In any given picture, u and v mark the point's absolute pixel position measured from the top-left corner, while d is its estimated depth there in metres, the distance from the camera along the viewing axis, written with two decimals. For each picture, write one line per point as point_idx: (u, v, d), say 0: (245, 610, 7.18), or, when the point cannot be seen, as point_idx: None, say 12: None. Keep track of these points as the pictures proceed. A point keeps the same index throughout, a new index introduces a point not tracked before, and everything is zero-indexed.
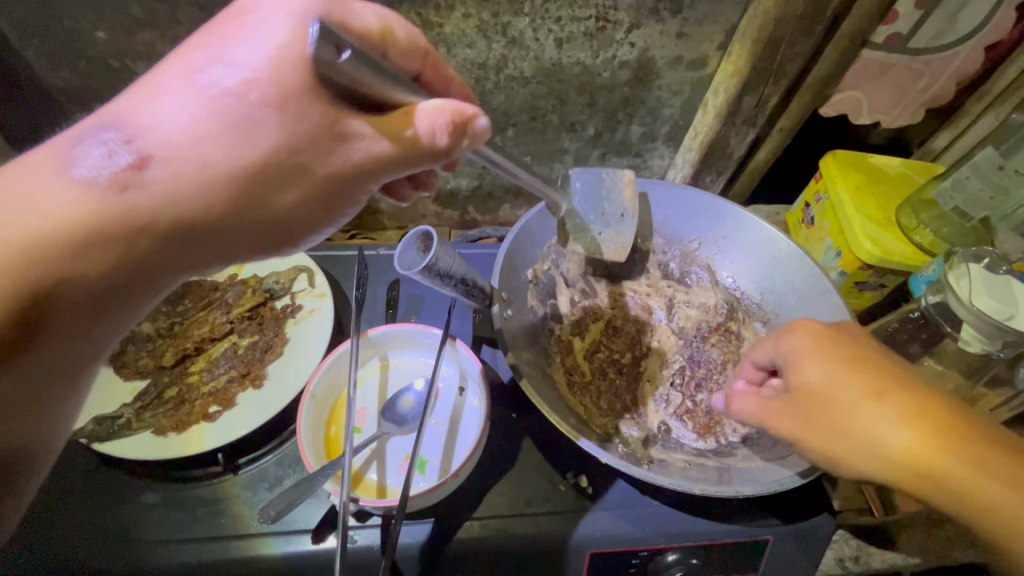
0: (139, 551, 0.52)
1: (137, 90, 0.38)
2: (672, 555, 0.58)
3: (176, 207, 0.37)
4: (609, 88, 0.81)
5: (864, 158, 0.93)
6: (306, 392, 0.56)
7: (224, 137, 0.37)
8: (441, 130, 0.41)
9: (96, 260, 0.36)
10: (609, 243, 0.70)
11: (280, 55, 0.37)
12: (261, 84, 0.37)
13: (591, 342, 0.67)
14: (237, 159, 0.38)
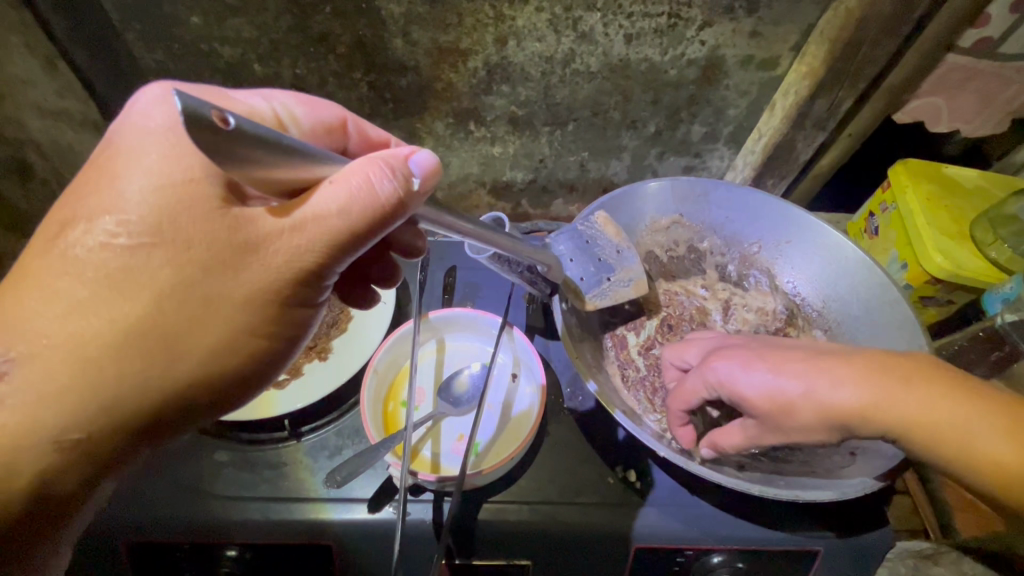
0: (209, 504, 0.56)
1: (89, 186, 0.39)
2: (717, 557, 0.57)
3: (112, 309, 0.38)
4: (675, 85, 0.80)
5: (939, 168, 0.88)
6: (369, 366, 0.59)
7: (154, 232, 0.39)
8: (392, 176, 0.40)
9: (82, 359, 0.38)
10: (624, 286, 0.61)
11: (178, 157, 0.40)
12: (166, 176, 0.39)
13: (647, 340, 0.67)
14: (181, 254, 0.39)
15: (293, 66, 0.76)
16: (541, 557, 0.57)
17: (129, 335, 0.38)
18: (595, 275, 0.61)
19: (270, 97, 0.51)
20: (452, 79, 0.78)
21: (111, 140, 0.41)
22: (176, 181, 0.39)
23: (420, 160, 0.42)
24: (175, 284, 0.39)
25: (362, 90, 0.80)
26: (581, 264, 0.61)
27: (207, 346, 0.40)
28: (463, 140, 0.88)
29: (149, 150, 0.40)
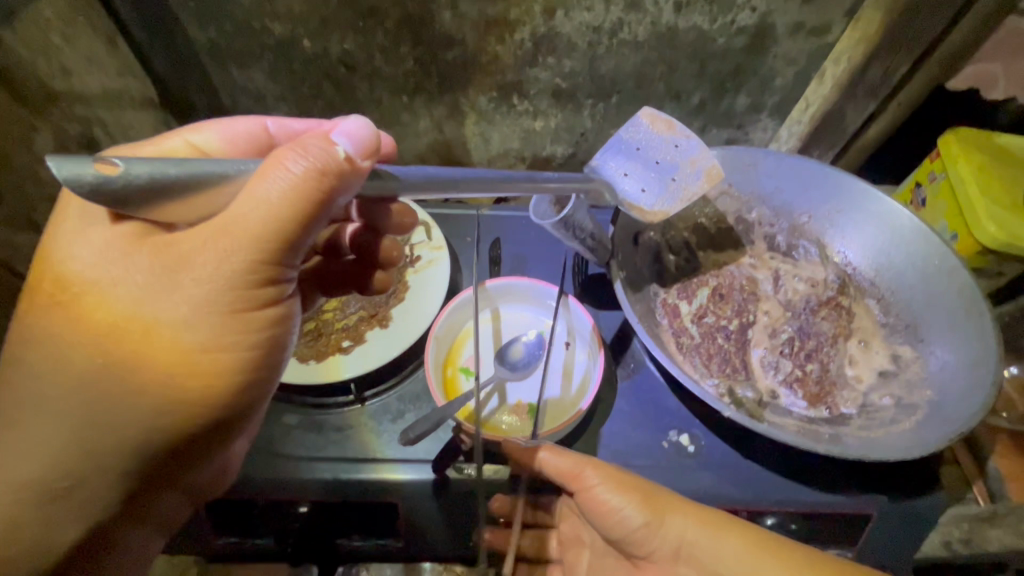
0: (281, 464, 0.58)
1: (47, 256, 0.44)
2: (770, 519, 0.60)
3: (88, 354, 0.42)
4: (722, 54, 0.79)
5: (991, 137, 0.86)
6: (432, 333, 0.61)
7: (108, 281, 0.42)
8: (308, 155, 0.40)
9: (79, 414, 0.43)
10: (694, 179, 0.62)
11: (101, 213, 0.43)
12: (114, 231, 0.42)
13: (699, 308, 0.67)
14: (129, 289, 0.41)
15: (341, 43, 0.77)
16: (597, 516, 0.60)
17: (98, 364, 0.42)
18: (662, 180, 0.62)
19: (188, 133, 0.51)
20: (498, 53, 0.79)
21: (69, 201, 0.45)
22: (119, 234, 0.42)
23: (352, 131, 0.42)
24: (123, 316, 0.41)
25: (408, 65, 0.80)
26: (640, 177, 0.62)
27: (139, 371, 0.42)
28: (505, 115, 0.88)
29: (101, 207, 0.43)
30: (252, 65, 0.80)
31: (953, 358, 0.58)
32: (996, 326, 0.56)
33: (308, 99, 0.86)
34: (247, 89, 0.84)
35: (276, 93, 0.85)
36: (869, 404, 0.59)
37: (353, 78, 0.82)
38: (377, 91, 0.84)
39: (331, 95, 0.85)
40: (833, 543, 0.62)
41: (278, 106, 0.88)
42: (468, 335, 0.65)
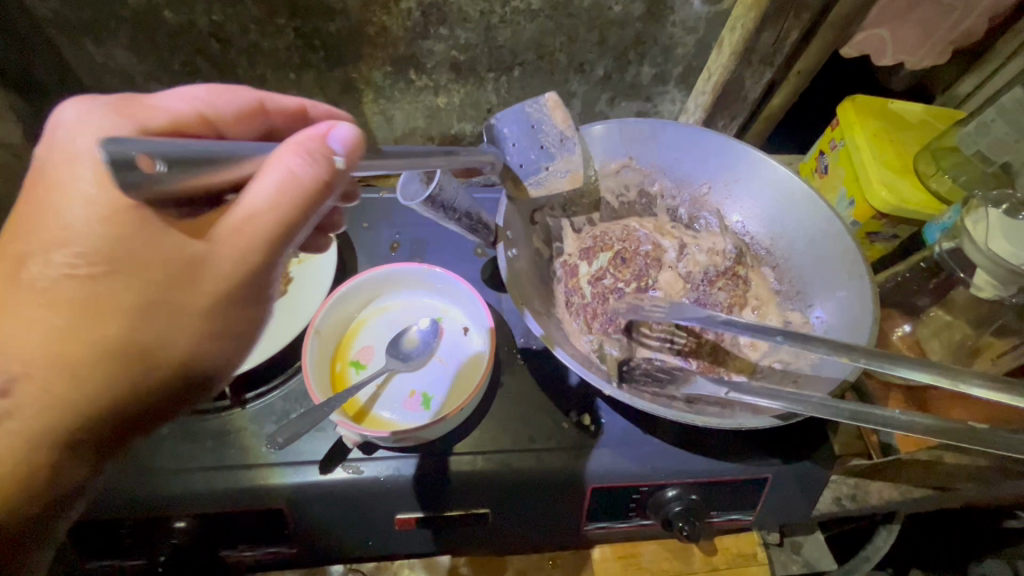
0: (150, 480, 0.53)
1: (34, 217, 0.40)
2: (672, 492, 0.59)
3: (82, 328, 0.39)
4: (621, 23, 0.77)
5: (884, 104, 0.88)
6: (311, 327, 0.57)
7: (104, 261, 0.39)
8: (313, 159, 0.41)
9: (71, 376, 0.39)
10: (561, 175, 0.66)
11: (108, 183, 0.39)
12: (97, 203, 0.39)
13: (598, 270, 0.68)
14: (135, 268, 0.39)
15: (208, 13, 0.70)
16: (498, 504, 0.58)
17: (48, 342, 0.39)
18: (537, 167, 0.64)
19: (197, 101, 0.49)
20: (385, 23, 0.73)
21: (47, 169, 0.41)
22: (85, 217, 0.39)
23: (342, 135, 0.43)
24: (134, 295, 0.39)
25: (288, 38, 0.74)
26: (524, 157, 0.63)
27: (106, 351, 0.39)
28: (404, 91, 0.83)
29: (86, 165, 0.39)
30: (110, 40, 0.72)
31: (832, 319, 0.61)
32: (875, 289, 0.58)
33: (181, 78, 0.78)
34: (109, 67, 0.76)
35: (142, 72, 0.77)
36: (759, 371, 0.61)
37: (229, 53, 0.75)
38: (259, 67, 0.78)
39: (207, 73, 0.78)
40: (734, 509, 0.64)
41: (149, 87, 0.79)
42: (361, 326, 0.63)
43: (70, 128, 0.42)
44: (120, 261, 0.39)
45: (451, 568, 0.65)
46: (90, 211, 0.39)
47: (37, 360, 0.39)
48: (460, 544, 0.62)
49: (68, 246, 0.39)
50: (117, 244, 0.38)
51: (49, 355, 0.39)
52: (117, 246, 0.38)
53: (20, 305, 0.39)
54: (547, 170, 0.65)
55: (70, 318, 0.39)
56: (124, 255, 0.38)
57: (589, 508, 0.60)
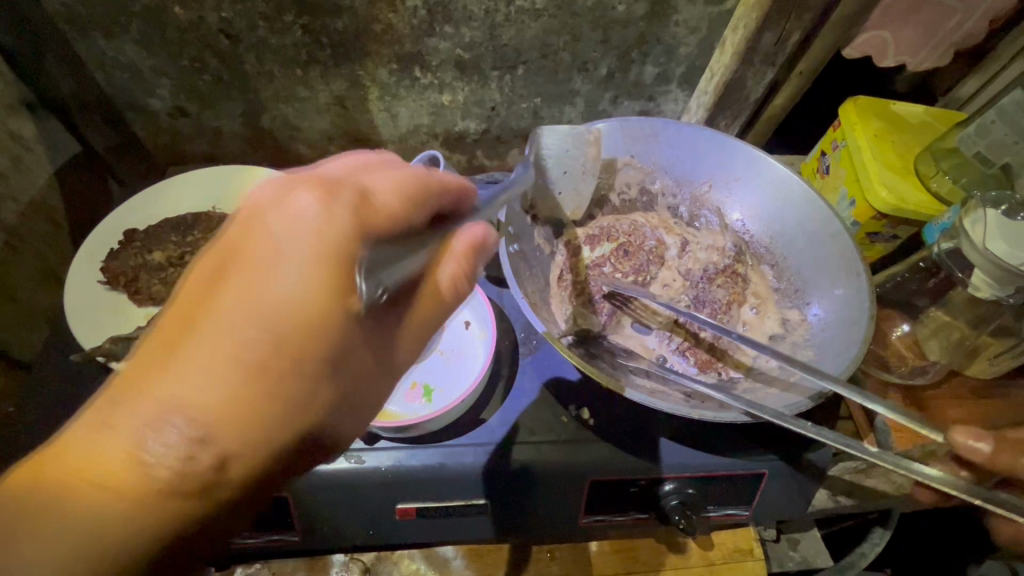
0: None
1: (251, 293, 0.36)
2: (669, 485, 0.60)
3: (237, 425, 0.35)
4: (624, 23, 0.78)
5: (886, 105, 0.89)
6: None
7: (278, 353, 0.36)
8: (453, 262, 0.42)
9: (207, 478, 0.35)
10: (568, 204, 0.69)
11: (323, 274, 0.36)
12: (309, 293, 0.36)
13: (599, 257, 0.70)
14: (312, 362, 0.37)
15: (218, 9, 0.71)
16: (498, 496, 0.59)
17: (225, 414, 0.35)
18: (554, 188, 0.66)
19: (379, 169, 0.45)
20: (392, 21, 0.74)
21: (326, 246, 0.36)
22: (274, 296, 0.36)
23: (473, 235, 0.44)
24: (300, 390, 0.37)
25: (296, 35, 0.75)
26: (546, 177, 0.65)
27: (268, 431, 0.36)
28: (409, 88, 0.84)
29: (274, 252, 0.37)
30: (121, 35, 0.73)
31: (828, 317, 0.61)
32: (872, 288, 0.58)
33: (190, 73, 0.79)
34: (119, 62, 0.77)
35: (152, 67, 0.78)
36: (756, 367, 0.62)
37: (238, 49, 0.76)
38: (266, 63, 0.79)
39: (216, 68, 0.79)
40: (729, 504, 0.65)
41: (158, 82, 0.80)
42: None
43: (267, 202, 0.38)
44: (303, 339, 0.36)
45: (451, 558, 0.66)
46: (301, 284, 0.36)
47: (225, 434, 0.35)
48: (460, 534, 0.63)
49: (283, 335, 0.36)
50: (312, 322, 0.36)
51: (232, 432, 0.35)
52: (300, 333, 0.36)
53: (159, 400, 0.34)
54: (558, 196, 0.68)
55: (247, 394, 0.35)
56: (302, 336, 0.36)
57: (587, 501, 0.61)
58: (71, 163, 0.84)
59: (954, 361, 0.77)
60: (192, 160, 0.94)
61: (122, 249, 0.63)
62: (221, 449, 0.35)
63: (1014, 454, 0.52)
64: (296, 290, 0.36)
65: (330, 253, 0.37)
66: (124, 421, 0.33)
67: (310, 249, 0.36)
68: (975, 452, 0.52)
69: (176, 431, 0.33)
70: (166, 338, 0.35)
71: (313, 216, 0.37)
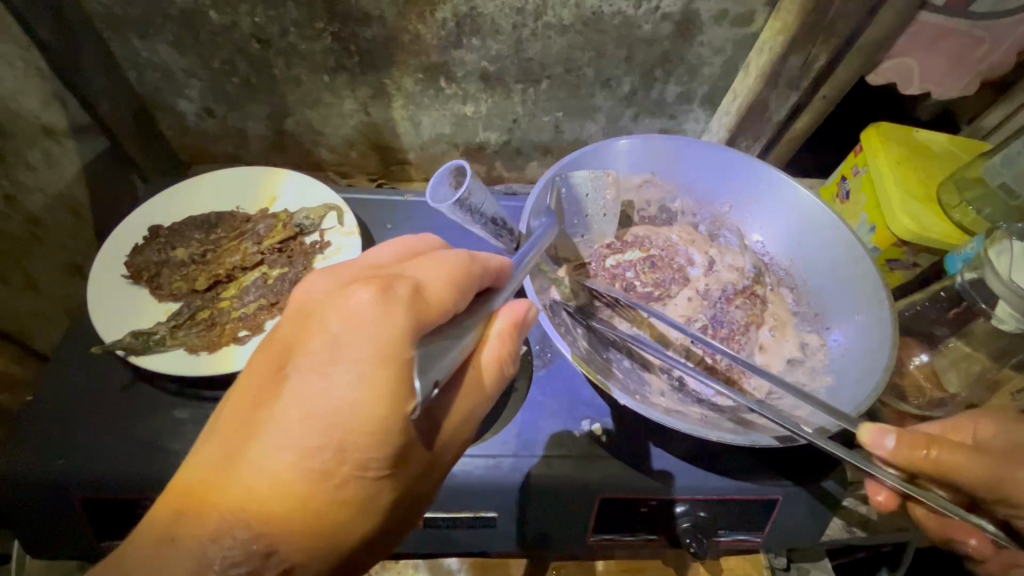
0: (170, 461, 0.55)
1: (316, 385, 0.39)
2: (681, 506, 0.59)
3: (296, 503, 0.38)
4: (649, 41, 0.79)
5: (909, 133, 0.89)
6: None
7: (335, 436, 0.38)
8: (503, 339, 0.45)
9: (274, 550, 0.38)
10: (588, 247, 0.71)
11: (371, 361, 0.38)
12: (358, 383, 0.38)
13: (629, 259, 0.71)
14: (363, 442, 0.38)
15: (251, 15, 0.73)
16: (507, 508, 0.58)
17: (280, 511, 0.38)
18: (573, 223, 0.69)
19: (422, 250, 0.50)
20: (420, 32, 0.76)
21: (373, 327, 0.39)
22: (324, 392, 0.38)
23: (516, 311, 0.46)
24: (355, 467, 0.39)
25: (326, 42, 0.76)
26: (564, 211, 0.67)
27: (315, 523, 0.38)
28: (433, 98, 0.85)
29: (329, 350, 0.39)
30: (156, 36, 0.75)
31: (850, 343, 0.61)
32: (895, 316, 0.58)
33: (220, 75, 0.80)
34: (152, 61, 0.79)
35: (184, 68, 0.79)
36: (773, 392, 0.61)
37: (268, 53, 0.78)
38: (295, 69, 0.80)
39: (245, 72, 0.80)
40: (741, 530, 0.63)
41: (188, 83, 0.82)
42: None
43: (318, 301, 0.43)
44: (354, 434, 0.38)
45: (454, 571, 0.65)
46: (355, 381, 0.38)
47: (283, 527, 0.38)
48: (466, 546, 0.62)
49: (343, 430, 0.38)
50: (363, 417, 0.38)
51: (289, 522, 0.38)
52: (356, 423, 0.38)
53: (230, 484, 0.38)
54: (580, 237, 0.70)
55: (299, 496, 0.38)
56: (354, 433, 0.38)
57: (596, 518, 0.60)
58: (100, 158, 0.85)
59: (975, 394, 0.75)
60: (215, 160, 0.95)
61: (146, 244, 0.64)
62: (282, 525, 0.38)
63: (914, 447, 0.50)
64: (352, 389, 0.38)
65: (385, 352, 0.38)
66: (190, 523, 0.37)
67: (369, 348, 0.38)
68: (878, 448, 0.50)
69: (243, 511, 0.37)
70: (234, 437, 0.39)
71: (370, 316, 0.39)
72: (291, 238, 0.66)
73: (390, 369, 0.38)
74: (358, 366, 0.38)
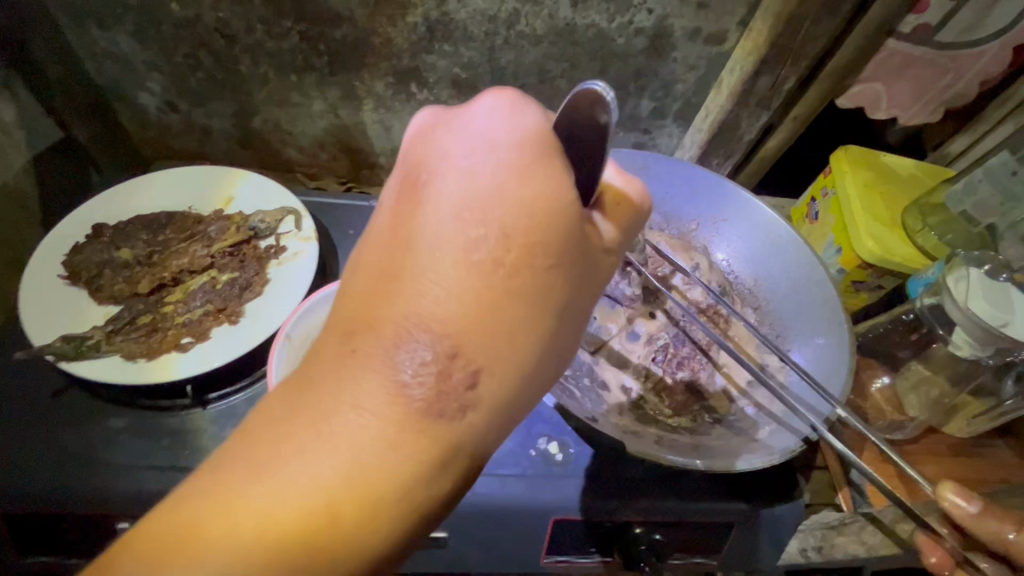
0: (97, 474, 0.52)
1: (452, 226, 0.37)
2: (637, 528, 0.58)
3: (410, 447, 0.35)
4: (623, 56, 0.78)
5: (877, 156, 0.89)
6: (280, 334, 0.57)
7: (489, 312, 0.37)
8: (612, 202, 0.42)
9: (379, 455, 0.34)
10: None
11: (510, 205, 0.37)
12: (494, 260, 0.37)
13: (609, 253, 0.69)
14: (492, 371, 0.37)
15: (215, 9, 0.71)
16: (459, 527, 0.57)
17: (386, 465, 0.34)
18: None
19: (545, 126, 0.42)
20: (391, 35, 0.74)
21: (495, 208, 0.37)
22: (532, 209, 0.37)
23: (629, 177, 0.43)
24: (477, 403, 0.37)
25: (294, 41, 0.74)
26: None
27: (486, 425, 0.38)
28: (405, 103, 0.84)
29: (468, 203, 0.37)
30: (115, 26, 0.73)
31: (808, 366, 0.61)
32: (852, 340, 0.58)
33: (183, 70, 0.78)
34: (111, 52, 0.76)
35: (144, 60, 0.77)
36: (731, 414, 0.61)
37: (233, 50, 0.75)
38: (262, 67, 0.78)
39: (210, 67, 0.78)
40: (698, 552, 0.62)
41: (149, 76, 0.79)
42: None
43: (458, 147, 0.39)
44: (536, 344, 0.39)
45: None
46: (492, 256, 0.37)
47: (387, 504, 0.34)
48: (416, 566, 0.61)
49: (486, 297, 0.37)
50: (522, 341, 0.38)
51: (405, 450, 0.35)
52: (496, 307, 0.37)
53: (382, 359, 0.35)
54: None
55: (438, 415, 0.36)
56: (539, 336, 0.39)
57: (551, 539, 0.59)
58: (51, 151, 0.80)
59: (933, 418, 0.76)
60: (177, 155, 0.92)
61: (89, 243, 0.61)
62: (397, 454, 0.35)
63: (1001, 522, 0.47)
64: (487, 244, 0.37)
65: (522, 248, 0.37)
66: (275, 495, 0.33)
67: (506, 222, 0.37)
68: (957, 510, 0.48)
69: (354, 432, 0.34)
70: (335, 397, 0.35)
71: (509, 220, 0.37)
72: (245, 244, 0.64)
73: (527, 241, 0.37)
74: (500, 247, 0.37)
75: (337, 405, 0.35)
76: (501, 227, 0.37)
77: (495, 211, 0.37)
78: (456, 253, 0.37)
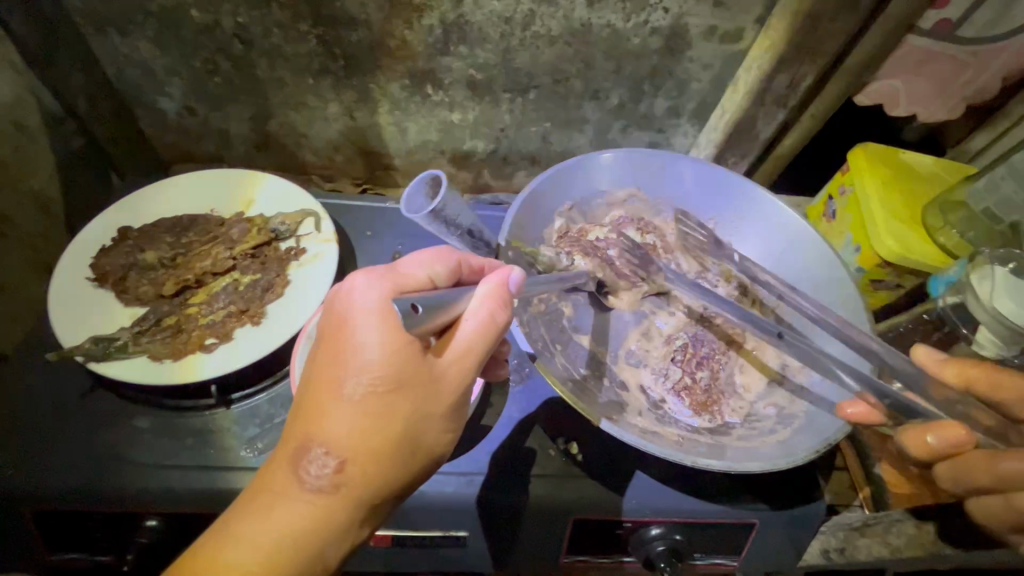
0: (124, 473, 0.53)
1: (336, 369, 0.41)
2: (655, 530, 0.58)
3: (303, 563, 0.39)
4: (638, 55, 0.78)
5: (896, 154, 0.88)
6: (303, 332, 0.57)
7: (371, 437, 0.41)
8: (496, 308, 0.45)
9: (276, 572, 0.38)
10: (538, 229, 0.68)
11: (391, 348, 0.41)
12: (373, 395, 0.41)
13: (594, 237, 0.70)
14: (376, 483, 0.41)
15: (234, 14, 0.71)
16: (478, 527, 0.57)
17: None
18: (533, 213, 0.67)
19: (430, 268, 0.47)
20: (407, 37, 0.75)
21: (377, 353, 0.41)
22: (405, 349, 0.42)
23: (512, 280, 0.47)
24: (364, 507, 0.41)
25: (311, 44, 0.75)
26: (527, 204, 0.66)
27: (393, 491, 0.43)
28: (420, 105, 0.84)
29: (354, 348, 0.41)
30: (136, 32, 0.74)
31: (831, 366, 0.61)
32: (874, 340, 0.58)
33: (201, 74, 0.79)
34: (132, 58, 0.77)
35: (164, 66, 0.78)
36: (753, 414, 0.60)
37: (251, 54, 0.76)
38: (279, 70, 0.79)
39: (228, 72, 0.79)
40: (717, 554, 0.62)
41: (169, 81, 0.80)
42: None
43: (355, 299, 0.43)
44: (432, 435, 0.44)
45: None
46: (371, 391, 0.41)
47: None
48: (435, 565, 0.61)
49: (368, 428, 0.41)
50: (405, 455, 0.42)
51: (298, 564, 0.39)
52: (380, 434, 0.41)
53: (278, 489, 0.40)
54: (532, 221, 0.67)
55: (345, 506, 0.41)
56: (429, 434, 0.44)
57: (570, 540, 0.59)
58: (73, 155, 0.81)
59: None
60: (195, 159, 0.93)
61: (114, 246, 0.62)
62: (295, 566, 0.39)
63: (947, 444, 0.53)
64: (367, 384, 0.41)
65: (399, 381, 0.41)
66: None
67: (384, 362, 0.41)
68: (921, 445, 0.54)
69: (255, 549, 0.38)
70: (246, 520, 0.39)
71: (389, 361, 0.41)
72: (267, 246, 0.65)
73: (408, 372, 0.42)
74: (378, 381, 0.41)
75: (239, 533, 0.39)
76: (379, 365, 0.41)
77: (377, 355, 0.41)
78: (340, 393, 0.41)
